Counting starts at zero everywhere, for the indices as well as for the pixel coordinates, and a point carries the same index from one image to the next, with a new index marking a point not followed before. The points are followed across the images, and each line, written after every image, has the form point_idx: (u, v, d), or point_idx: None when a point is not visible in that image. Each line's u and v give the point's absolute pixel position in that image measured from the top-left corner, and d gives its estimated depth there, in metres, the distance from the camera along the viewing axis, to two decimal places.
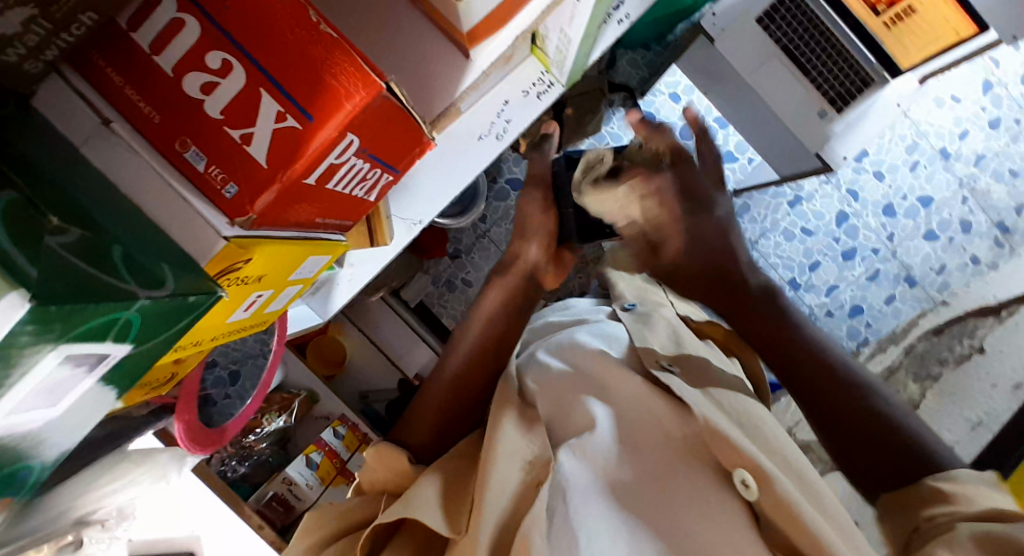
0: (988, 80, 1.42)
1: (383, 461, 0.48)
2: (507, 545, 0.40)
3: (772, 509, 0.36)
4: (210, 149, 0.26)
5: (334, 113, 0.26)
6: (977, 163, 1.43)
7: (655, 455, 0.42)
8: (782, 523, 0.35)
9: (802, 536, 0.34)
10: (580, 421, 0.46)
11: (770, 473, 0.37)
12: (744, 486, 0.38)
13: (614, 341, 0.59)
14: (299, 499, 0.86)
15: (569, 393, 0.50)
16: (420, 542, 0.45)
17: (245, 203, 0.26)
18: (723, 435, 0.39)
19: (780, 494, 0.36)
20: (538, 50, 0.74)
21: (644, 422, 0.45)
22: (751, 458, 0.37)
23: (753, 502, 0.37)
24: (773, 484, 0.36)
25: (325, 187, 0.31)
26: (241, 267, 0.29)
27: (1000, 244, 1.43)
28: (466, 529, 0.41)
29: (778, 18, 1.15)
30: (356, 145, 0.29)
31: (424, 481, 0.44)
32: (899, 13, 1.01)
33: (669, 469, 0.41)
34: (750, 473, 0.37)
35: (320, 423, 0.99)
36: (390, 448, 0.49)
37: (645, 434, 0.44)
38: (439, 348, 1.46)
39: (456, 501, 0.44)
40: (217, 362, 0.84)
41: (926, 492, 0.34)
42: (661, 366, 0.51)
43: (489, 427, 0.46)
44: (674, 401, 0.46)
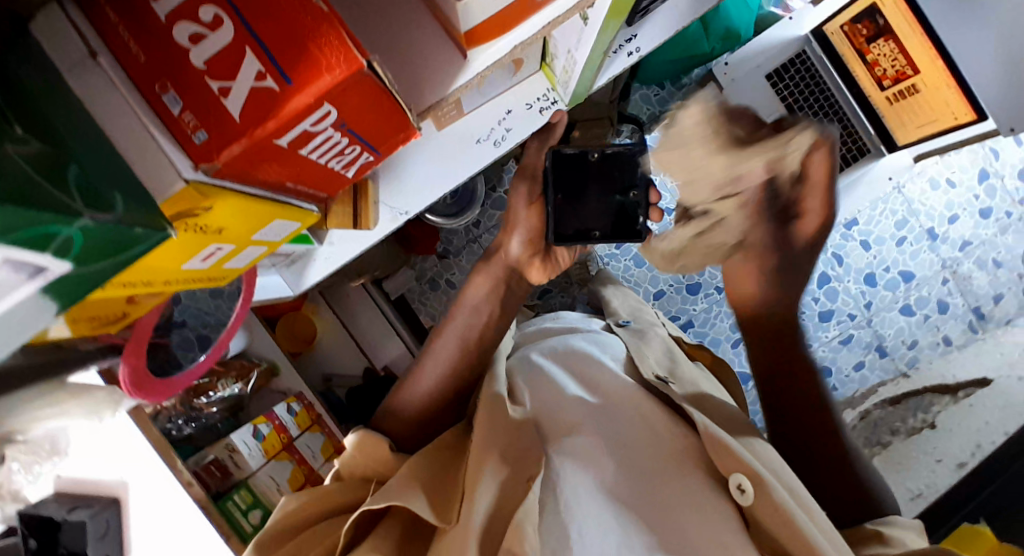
0: (985, 170, 1.47)
1: (367, 451, 0.54)
2: (498, 533, 0.46)
3: (762, 509, 0.46)
4: (187, 94, 0.27)
5: (312, 81, 0.27)
6: (963, 248, 1.48)
7: (645, 453, 0.52)
8: (774, 523, 0.45)
9: (792, 536, 0.44)
10: (566, 419, 0.55)
11: (762, 477, 0.46)
12: (740, 489, 0.47)
13: (610, 347, 0.67)
14: (238, 468, 0.82)
15: (568, 394, 0.58)
16: (403, 521, 0.51)
17: (213, 151, 0.28)
18: (723, 447, 0.49)
19: (775, 500, 0.45)
20: (547, 67, 0.79)
21: (641, 430, 0.54)
22: (747, 466, 0.47)
23: (747, 504, 0.46)
24: (764, 489, 0.46)
25: (298, 152, 0.32)
26: (200, 214, 0.30)
27: (974, 329, 1.48)
28: (453, 521, 0.47)
29: (786, 76, 1.25)
30: (333, 116, 0.31)
31: (408, 476, 0.50)
32: (902, 91, 1.08)
33: (663, 467, 0.51)
34: (746, 479, 0.46)
35: (275, 396, 1.01)
36: (373, 439, 0.54)
37: (641, 437, 0.53)
38: (412, 344, 1.47)
39: (441, 490, 0.50)
40: (187, 323, 0.79)
41: (873, 533, 0.51)
42: (657, 377, 0.60)
43: (481, 425, 0.52)
44: (665, 410, 0.56)
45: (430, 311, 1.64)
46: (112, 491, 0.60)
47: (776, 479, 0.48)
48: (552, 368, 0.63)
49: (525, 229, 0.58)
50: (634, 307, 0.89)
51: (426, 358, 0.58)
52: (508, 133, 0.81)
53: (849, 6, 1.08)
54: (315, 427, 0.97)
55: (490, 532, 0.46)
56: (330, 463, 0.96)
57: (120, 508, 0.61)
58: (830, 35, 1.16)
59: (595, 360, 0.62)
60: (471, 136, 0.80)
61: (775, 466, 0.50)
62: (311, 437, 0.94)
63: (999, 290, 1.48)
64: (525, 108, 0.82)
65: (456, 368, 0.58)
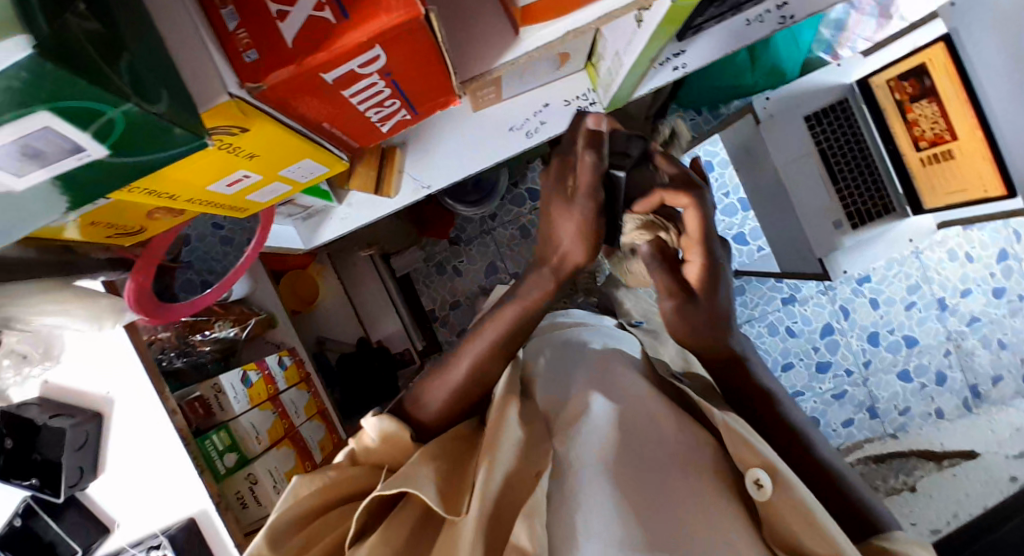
0: (1006, 250, 1.47)
1: (386, 436, 0.55)
2: (506, 517, 0.51)
3: (777, 508, 0.46)
4: (246, 12, 0.27)
5: (368, 20, 0.27)
6: (971, 324, 1.50)
7: (655, 451, 0.54)
8: (791, 519, 0.45)
9: (811, 533, 0.44)
10: (578, 405, 0.58)
11: (788, 481, 0.46)
12: (759, 485, 0.47)
13: (631, 343, 0.73)
14: (222, 410, 0.78)
15: (581, 385, 0.61)
16: (421, 509, 0.53)
17: (260, 72, 0.28)
18: (744, 442, 0.48)
19: (795, 498, 0.45)
20: (591, 67, 0.79)
21: (647, 430, 0.56)
22: (768, 463, 0.47)
23: (762, 498, 0.46)
24: (782, 487, 0.46)
25: (340, 92, 0.32)
26: (235, 134, 0.30)
27: (969, 406, 1.51)
28: (464, 513, 0.50)
29: (825, 121, 1.26)
30: (381, 61, 0.31)
31: (423, 462, 0.52)
32: (937, 155, 1.10)
33: (669, 469, 0.53)
34: (766, 476, 0.46)
35: (268, 347, 1.03)
36: (394, 428, 0.56)
37: (649, 435, 0.55)
38: (409, 322, 1.49)
39: (452, 481, 0.53)
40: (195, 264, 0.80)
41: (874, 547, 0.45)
42: (674, 377, 0.64)
43: (498, 415, 0.56)
44: (675, 409, 0.57)
45: (431, 295, 1.66)
46: (95, 405, 0.61)
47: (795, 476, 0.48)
48: (571, 359, 0.67)
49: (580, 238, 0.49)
50: (644, 309, 0.99)
51: (459, 355, 0.57)
52: (541, 126, 0.82)
53: (901, 61, 1.08)
54: (300, 383, 0.99)
55: (503, 512, 0.51)
56: (310, 421, 0.96)
57: (102, 421, 0.60)
58: (875, 88, 1.17)
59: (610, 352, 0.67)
60: (504, 123, 0.81)
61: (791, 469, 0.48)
62: (295, 392, 0.96)
63: (999, 371, 1.51)
64: (564, 104, 0.82)
65: (484, 362, 0.57)
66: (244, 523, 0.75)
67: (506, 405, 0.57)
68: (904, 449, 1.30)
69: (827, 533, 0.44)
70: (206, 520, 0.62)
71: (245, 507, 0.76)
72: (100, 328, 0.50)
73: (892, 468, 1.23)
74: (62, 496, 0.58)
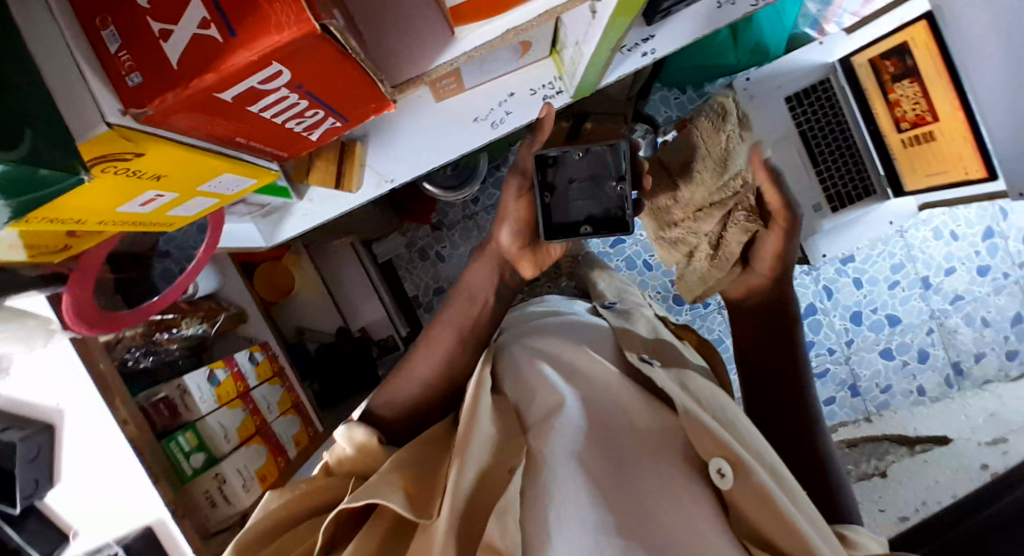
0: (991, 229, 1.56)
1: (358, 445, 0.57)
2: (474, 516, 0.51)
3: (739, 496, 0.48)
4: (127, 33, 0.25)
5: (257, 39, 0.25)
6: (953, 302, 1.57)
7: (627, 441, 0.55)
8: (753, 507, 0.48)
9: (779, 521, 0.46)
10: (546, 402, 0.58)
11: (744, 465, 0.49)
12: (720, 474, 0.49)
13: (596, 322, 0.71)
14: (188, 409, 0.77)
15: (539, 375, 0.61)
16: (392, 518, 0.52)
17: (145, 96, 0.26)
18: (705, 434, 0.51)
19: (753, 484, 0.48)
20: (556, 54, 0.76)
21: (614, 414, 0.57)
22: (733, 455, 0.49)
23: (726, 485, 0.49)
24: (743, 476, 0.48)
25: (246, 108, 0.31)
26: (129, 160, 0.28)
27: (949, 382, 1.58)
28: (436, 515, 0.49)
29: (805, 102, 1.25)
30: (285, 77, 0.29)
31: (390, 468, 0.53)
32: (919, 136, 1.11)
33: (639, 461, 0.53)
34: (727, 464, 0.49)
35: (240, 341, 1.03)
36: (364, 434, 0.58)
37: (618, 426, 0.56)
38: (391, 308, 1.47)
39: (424, 486, 0.53)
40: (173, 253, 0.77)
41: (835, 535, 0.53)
42: (643, 358, 0.62)
43: (470, 405, 0.56)
44: (645, 394, 0.59)
45: (414, 281, 1.66)
46: (47, 417, 0.60)
47: (763, 467, 0.51)
48: (545, 348, 0.65)
49: (512, 221, 0.59)
50: (619, 288, 0.97)
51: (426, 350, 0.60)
52: (507, 116, 0.80)
53: (883, 41, 1.08)
54: (273, 376, 0.99)
55: (473, 508, 0.51)
56: (284, 415, 0.96)
57: (54, 434, 0.60)
58: (857, 68, 1.16)
59: (568, 346, 0.64)
60: (467, 114, 0.78)
61: (766, 460, 0.52)
62: (267, 387, 0.95)
63: (982, 349, 1.58)
64: (529, 93, 0.79)
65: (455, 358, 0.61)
66: (209, 524, 0.76)
67: (478, 397, 0.57)
68: (879, 434, 1.32)
69: (793, 524, 0.46)
70: (162, 528, 0.62)
71: (214, 505, 0.76)
72: (31, 347, 0.53)
73: (865, 453, 1.25)
74: (17, 506, 0.59)
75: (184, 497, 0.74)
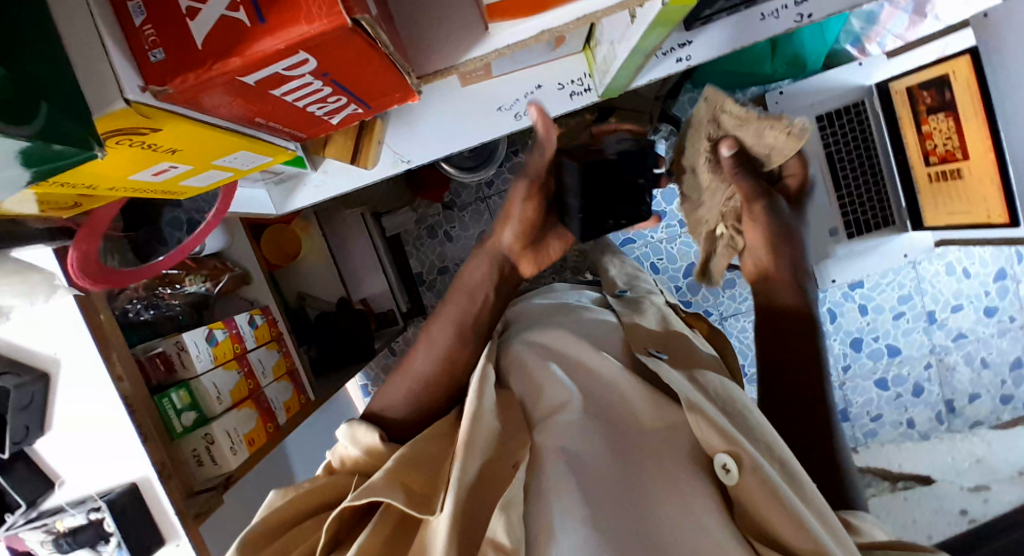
0: (1004, 270, 1.53)
1: (360, 442, 0.58)
2: (478, 506, 0.52)
3: (747, 490, 0.48)
4: (155, 7, 0.25)
5: (286, 28, 0.25)
6: (956, 339, 1.56)
7: (633, 438, 0.55)
8: (761, 499, 0.48)
9: (792, 525, 0.47)
10: (552, 398, 0.59)
11: (746, 461, 0.49)
12: (726, 469, 0.50)
13: (605, 323, 0.73)
14: (184, 367, 0.79)
15: (544, 369, 0.63)
16: (397, 515, 0.53)
17: (167, 73, 0.26)
18: (710, 425, 0.51)
19: (756, 480, 0.48)
20: (589, 50, 0.75)
21: (616, 406, 0.58)
22: (734, 449, 0.50)
23: (732, 480, 0.49)
24: (748, 472, 0.48)
25: (268, 92, 0.30)
26: (145, 134, 0.28)
27: (941, 419, 1.58)
28: (439, 510, 0.51)
29: (837, 123, 1.23)
30: (311, 66, 0.28)
31: (390, 464, 0.54)
32: (946, 172, 1.10)
33: (641, 458, 0.53)
34: (732, 462, 0.49)
35: (241, 303, 1.04)
36: (365, 431, 0.59)
37: (622, 421, 0.57)
38: (394, 283, 1.51)
39: (428, 482, 0.54)
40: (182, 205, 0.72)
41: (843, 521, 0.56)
42: (649, 352, 0.63)
43: (473, 408, 0.57)
44: (649, 387, 0.59)
45: (420, 258, 1.66)
46: (46, 366, 0.61)
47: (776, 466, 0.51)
48: (554, 343, 0.67)
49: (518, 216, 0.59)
50: (630, 274, 0.98)
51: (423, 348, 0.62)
52: (532, 109, 0.78)
53: (919, 71, 1.07)
54: (271, 341, 1.00)
55: (475, 500, 0.52)
56: (277, 381, 0.98)
57: (50, 383, 0.61)
58: (893, 94, 1.14)
59: (577, 341, 0.66)
60: (492, 102, 0.77)
61: (777, 454, 0.53)
62: (263, 351, 0.97)
63: (977, 390, 1.58)
64: (557, 88, 0.77)
65: (458, 351, 0.62)
66: (194, 481, 0.77)
67: (483, 389, 0.59)
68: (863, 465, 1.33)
69: (802, 522, 0.46)
70: (148, 486, 0.63)
71: (200, 464, 0.77)
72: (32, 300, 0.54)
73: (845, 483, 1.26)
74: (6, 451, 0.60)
75: (173, 452, 0.75)
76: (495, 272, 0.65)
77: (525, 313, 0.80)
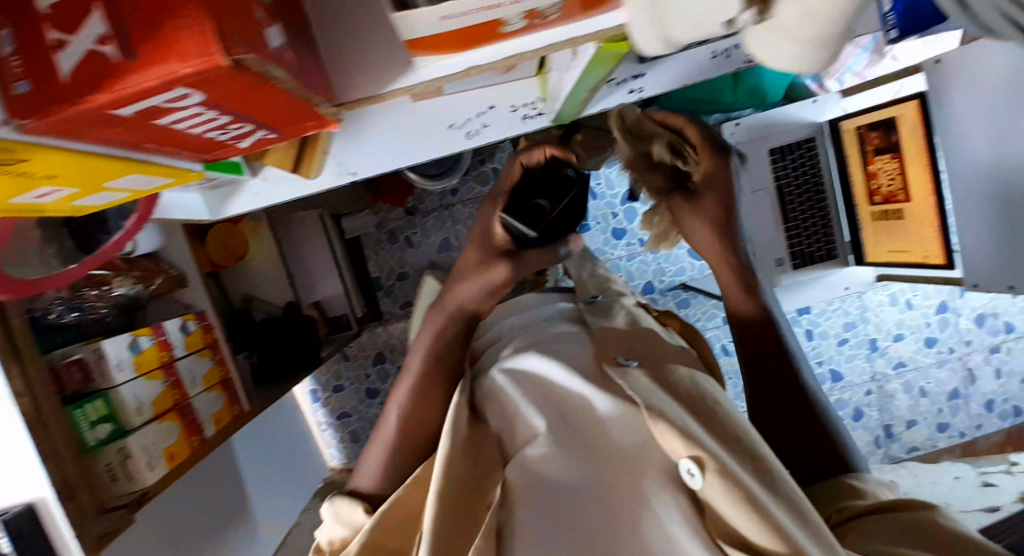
0: (946, 303, 1.61)
1: (340, 514, 0.57)
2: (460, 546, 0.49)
3: (712, 492, 0.46)
4: (24, 39, 0.24)
5: (157, 64, 0.24)
6: (896, 367, 1.63)
7: (607, 459, 0.51)
8: (723, 502, 0.46)
9: (767, 526, 0.44)
10: (526, 433, 0.55)
11: (709, 465, 0.46)
12: (690, 474, 0.47)
13: (575, 333, 0.68)
14: (102, 376, 0.75)
15: (514, 394, 0.58)
16: None
17: (32, 105, 0.25)
18: (674, 432, 0.48)
19: (720, 485, 0.45)
20: (542, 74, 0.73)
21: (590, 431, 0.54)
22: (695, 454, 0.47)
23: (698, 486, 0.47)
24: (712, 472, 0.46)
25: (152, 123, 0.29)
26: (13, 163, 0.27)
27: (879, 443, 1.65)
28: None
29: (787, 157, 1.26)
30: (199, 101, 0.27)
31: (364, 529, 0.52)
32: (888, 212, 1.16)
33: (611, 482, 0.49)
34: (693, 464, 0.47)
35: (176, 307, 1.00)
36: (346, 503, 0.57)
37: (595, 444, 0.53)
38: (349, 284, 1.48)
39: (407, 530, 0.54)
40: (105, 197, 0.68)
41: (848, 487, 0.54)
42: (618, 362, 0.58)
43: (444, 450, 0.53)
44: (620, 399, 0.55)
45: (379, 262, 1.63)
46: None
47: (747, 464, 0.49)
48: (536, 365, 0.60)
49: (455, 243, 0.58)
50: (603, 278, 0.96)
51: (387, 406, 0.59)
52: (483, 128, 0.80)
53: (876, 110, 1.11)
54: (204, 348, 0.97)
55: (458, 551, 0.49)
56: (207, 391, 0.94)
57: None
58: (843, 132, 1.20)
59: (547, 360, 0.60)
60: (443, 121, 0.76)
61: (746, 444, 0.51)
62: (193, 359, 0.93)
63: (915, 417, 1.65)
64: (509, 110, 0.78)
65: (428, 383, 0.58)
66: (105, 498, 0.71)
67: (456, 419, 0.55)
68: None
69: (768, 516, 0.45)
70: None
71: (112, 480, 0.72)
72: None
73: None
74: None
75: (83, 470, 0.69)
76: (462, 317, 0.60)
77: (510, 329, 0.78)
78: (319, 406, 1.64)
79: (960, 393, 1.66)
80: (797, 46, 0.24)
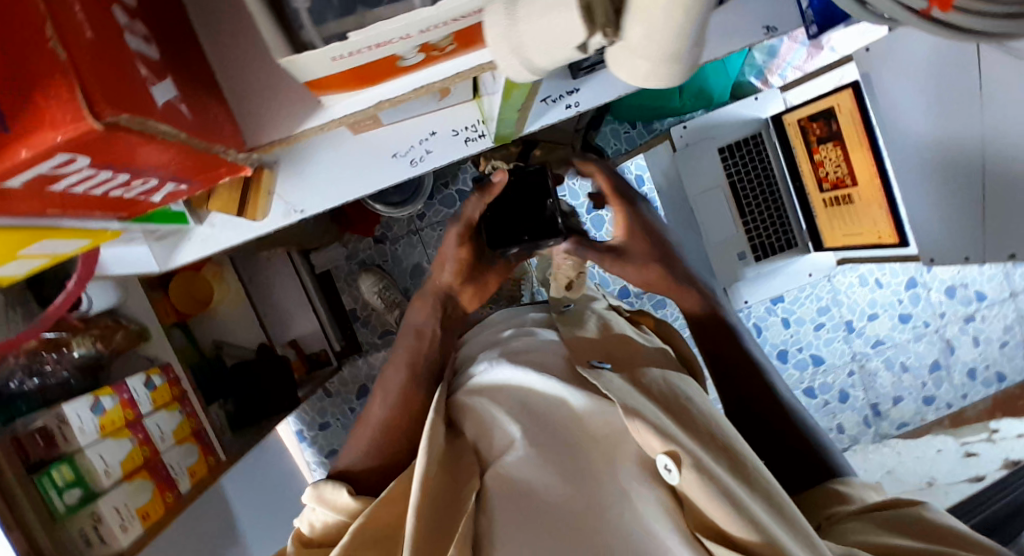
0: (916, 279, 1.65)
1: (325, 499, 0.56)
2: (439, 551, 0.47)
3: (688, 487, 0.46)
4: None
5: (33, 136, 0.26)
6: (875, 345, 1.66)
7: (587, 457, 0.52)
8: (701, 496, 0.46)
9: (749, 521, 0.44)
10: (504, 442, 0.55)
11: (683, 459, 0.46)
12: (667, 469, 0.47)
13: (548, 337, 0.69)
14: (66, 440, 0.72)
15: (488, 406, 0.57)
16: None
17: None
18: (650, 429, 0.48)
19: (695, 476, 0.46)
20: (479, 99, 0.75)
21: (566, 428, 0.55)
22: (670, 449, 0.47)
23: (676, 480, 0.47)
24: (688, 468, 0.46)
25: (47, 191, 0.30)
26: None
27: (868, 423, 1.67)
28: None
29: (736, 154, 1.33)
30: (86, 163, 0.29)
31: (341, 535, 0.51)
32: (838, 198, 1.19)
33: (591, 477, 0.50)
34: (670, 459, 0.47)
35: (141, 361, 0.98)
36: (330, 487, 0.56)
37: (573, 442, 0.53)
38: (326, 319, 1.48)
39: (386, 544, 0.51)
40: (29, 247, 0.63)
41: (833, 491, 0.55)
42: (593, 364, 0.59)
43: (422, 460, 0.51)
44: (593, 397, 0.55)
45: (352, 294, 1.61)
46: None
47: (719, 453, 0.50)
48: (505, 376, 0.60)
49: None
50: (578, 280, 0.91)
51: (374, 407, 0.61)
52: (427, 155, 0.79)
53: (813, 103, 1.16)
54: (172, 402, 0.95)
55: None
56: (179, 445, 0.92)
57: None
58: (786, 125, 1.25)
59: (520, 373, 0.59)
60: (386, 149, 0.76)
61: (721, 436, 0.52)
62: (162, 414, 0.91)
63: (900, 393, 1.68)
64: (451, 134, 0.78)
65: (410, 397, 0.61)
66: None
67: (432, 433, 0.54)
68: None
69: (746, 509, 0.44)
70: None
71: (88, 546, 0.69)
72: None
73: None
74: None
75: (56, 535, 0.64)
76: (438, 310, 0.66)
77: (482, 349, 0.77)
78: (307, 446, 1.61)
79: (941, 365, 1.69)
80: (650, 64, 0.25)
